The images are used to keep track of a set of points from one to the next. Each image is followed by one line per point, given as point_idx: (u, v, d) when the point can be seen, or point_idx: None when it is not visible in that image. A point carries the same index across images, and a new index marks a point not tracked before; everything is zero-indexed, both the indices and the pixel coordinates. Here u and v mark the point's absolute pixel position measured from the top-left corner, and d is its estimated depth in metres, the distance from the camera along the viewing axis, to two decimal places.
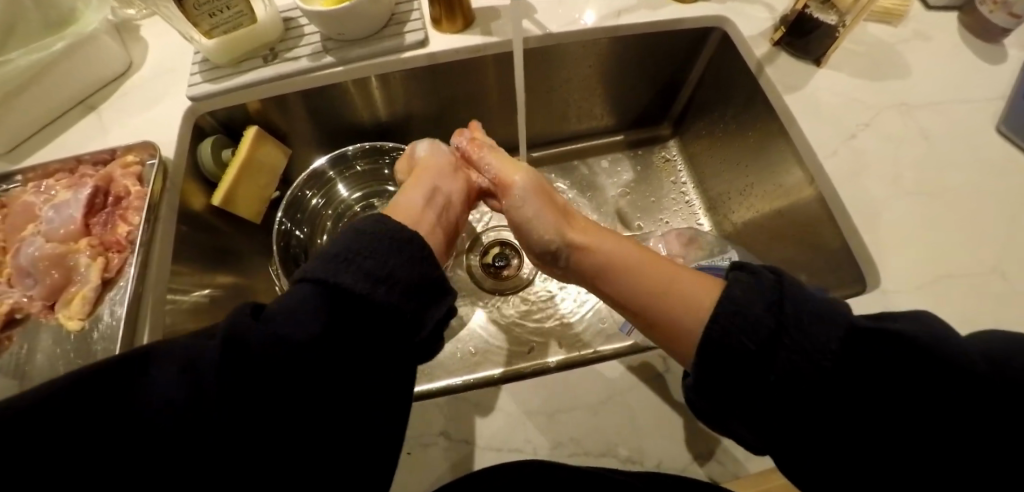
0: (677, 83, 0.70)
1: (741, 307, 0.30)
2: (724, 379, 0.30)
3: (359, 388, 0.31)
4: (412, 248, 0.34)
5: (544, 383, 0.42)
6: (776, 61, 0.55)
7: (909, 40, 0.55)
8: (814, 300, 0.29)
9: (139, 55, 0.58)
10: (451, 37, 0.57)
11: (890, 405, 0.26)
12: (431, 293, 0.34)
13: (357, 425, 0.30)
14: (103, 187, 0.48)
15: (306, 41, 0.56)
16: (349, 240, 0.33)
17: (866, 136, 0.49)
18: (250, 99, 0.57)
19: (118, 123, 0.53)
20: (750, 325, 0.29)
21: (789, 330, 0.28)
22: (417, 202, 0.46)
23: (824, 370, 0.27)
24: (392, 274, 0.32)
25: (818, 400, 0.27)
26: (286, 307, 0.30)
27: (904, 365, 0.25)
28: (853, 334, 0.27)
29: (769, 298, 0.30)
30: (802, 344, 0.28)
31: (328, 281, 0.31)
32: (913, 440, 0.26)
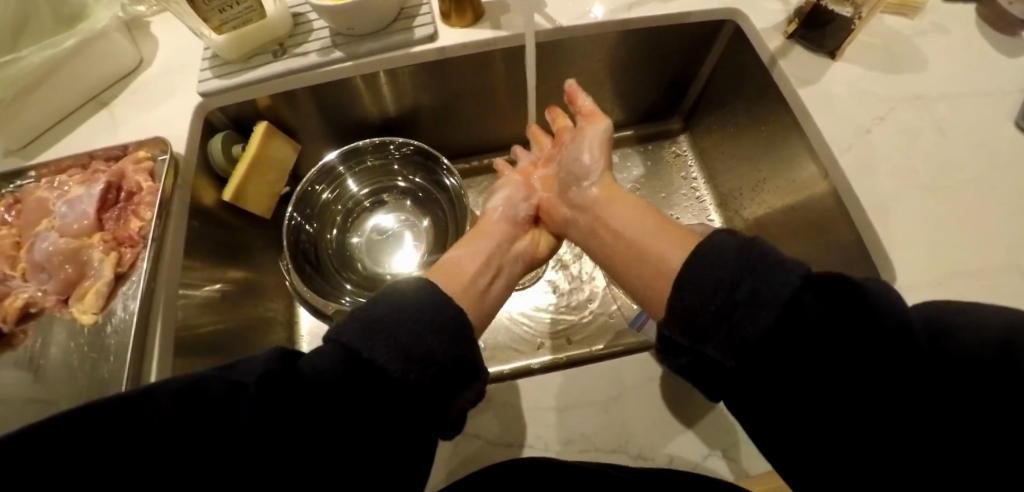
0: (688, 76, 0.69)
1: (712, 255, 0.31)
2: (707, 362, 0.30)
3: (356, 391, 0.29)
4: (447, 320, 0.33)
5: (555, 379, 0.42)
6: (790, 54, 0.54)
7: (926, 33, 0.54)
8: (778, 262, 0.29)
9: (150, 51, 0.58)
10: (460, 31, 0.56)
11: (868, 384, 0.25)
12: (465, 374, 0.32)
13: (358, 435, 0.29)
14: (115, 183, 0.48)
15: (315, 37, 0.56)
16: (393, 314, 0.32)
17: (882, 130, 0.49)
18: (260, 95, 0.57)
19: (130, 119, 0.53)
20: (710, 296, 0.30)
21: (756, 270, 0.29)
22: (466, 270, 0.44)
23: (785, 344, 0.27)
24: (427, 352, 0.31)
25: (788, 382, 0.27)
26: (313, 360, 0.30)
27: (860, 327, 0.26)
28: (807, 284, 0.28)
29: (732, 273, 0.30)
30: (766, 280, 0.28)
31: (359, 354, 0.30)
32: (898, 422, 0.25)
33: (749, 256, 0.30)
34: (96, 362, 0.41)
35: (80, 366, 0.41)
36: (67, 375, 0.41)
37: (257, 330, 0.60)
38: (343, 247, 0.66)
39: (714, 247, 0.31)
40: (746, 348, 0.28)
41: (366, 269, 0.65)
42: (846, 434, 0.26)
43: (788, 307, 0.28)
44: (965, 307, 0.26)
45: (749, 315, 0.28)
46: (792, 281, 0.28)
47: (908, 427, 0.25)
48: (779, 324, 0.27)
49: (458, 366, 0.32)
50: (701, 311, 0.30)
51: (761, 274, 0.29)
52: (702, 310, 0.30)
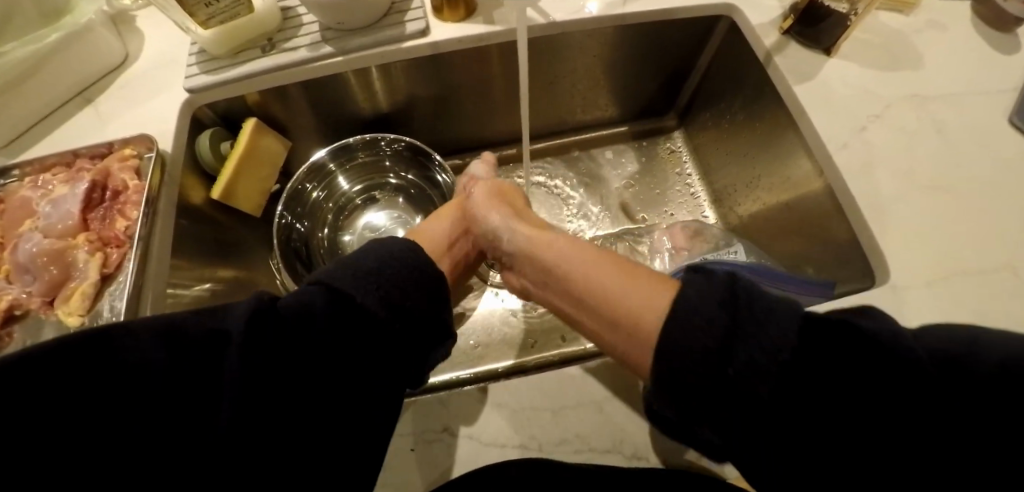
0: (683, 72, 0.68)
1: (691, 312, 0.28)
2: (693, 401, 0.28)
3: (349, 365, 0.30)
4: (426, 279, 0.35)
5: (547, 379, 0.42)
6: (785, 50, 0.53)
7: (922, 30, 0.54)
8: (769, 298, 0.28)
9: (136, 46, 0.57)
10: (453, 26, 0.55)
11: (878, 415, 0.24)
12: (437, 331, 0.35)
13: (359, 368, 0.30)
14: (100, 181, 0.47)
15: (305, 31, 0.55)
16: (378, 260, 0.34)
17: (876, 127, 0.48)
18: (249, 90, 0.55)
19: (116, 116, 0.52)
20: (703, 337, 0.27)
21: (741, 324, 0.27)
22: (444, 236, 0.49)
23: (790, 360, 0.26)
24: (404, 302, 0.33)
25: (788, 401, 0.25)
26: (301, 300, 0.31)
27: (869, 349, 0.25)
28: (733, 279, 0.29)
29: (718, 336, 0.27)
30: (759, 333, 0.26)
31: (346, 293, 0.32)
32: (904, 444, 0.23)
33: (735, 295, 0.28)
34: None
35: None
36: None
37: None
38: (335, 245, 0.65)
39: (699, 280, 0.30)
40: (739, 370, 0.26)
41: None
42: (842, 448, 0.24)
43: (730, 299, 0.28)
44: (968, 329, 0.24)
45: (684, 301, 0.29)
46: (720, 281, 0.29)
47: (915, 449, 0.23)
48: (791, 354, 0.26)
49: (431, 324, 0.35)
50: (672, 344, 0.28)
51: (703, 286, 0.29)
52: (674, 345, 0.28)
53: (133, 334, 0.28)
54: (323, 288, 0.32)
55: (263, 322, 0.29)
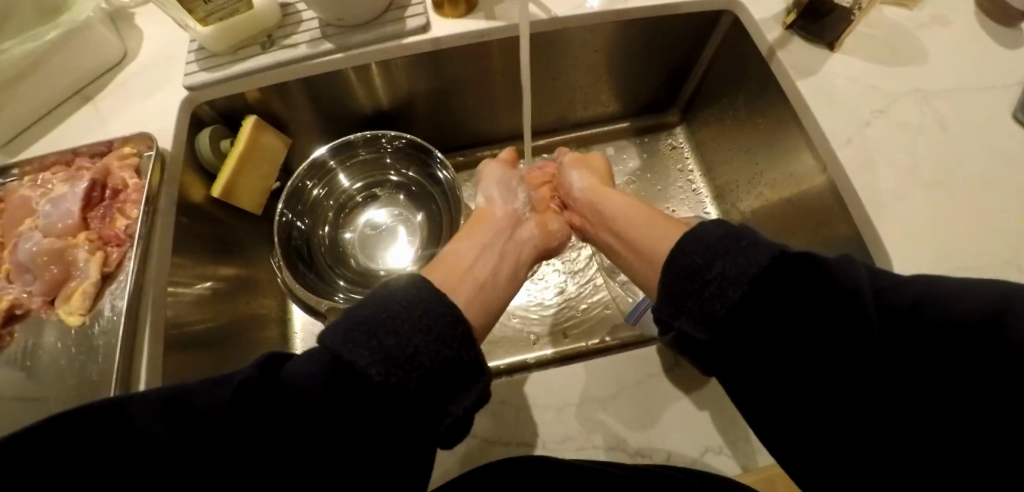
0: (686, 67, 0.68)
1: (694, 247, 0.32)
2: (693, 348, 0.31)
3: (342, 433, 0.27)
4: (439, 325, 0.30)
5: (551, 377, 0.42)
6: (789, 45, 0.53)
7: (926, 24, 0.53)
8: (753, 250, 0.30)
9: (135, 43, 0.56)
10: (455, 22, 0.55)
11: (855, 376, 0.26)
12: (464, 374, 0.30)
13: (367, 423, 0.27)
14: (100, 180, 0.47)
15: (305, 27, 0.54)
16: (379, 309, 0.30)
17: (880, 123, 0.48)
18: (249, 88, 0.55)
19: (115, 114, 0.52)
20: (694, 276, 0.31)
21: (731, 255, 0.30)
22: (471, 259, 0.42)
23: (752, 316, 0.28)
24: (418, 359, 0.28)
25: (767, 353, 0.28)
26: (302, 364, 0.28)
27: (832, 301, 0.27)
28: (778, 262, 0.29)
29: (703, 263, 0.31)
30: (737, 259, 0.30)
31: (343, 357, 0.28)
32: (886, 401, 0.25)
33: (724, 242, 0.31)
34: (84, 364, 0.40)
35: (68, 369, 0.40)
36: (56, 378, 0.40)
37: (250, 328, 0.59)
38: (336, 243, 0.65)
39: (694, 239, 0.32)
40: (717, 323, 0.29)
41: (360, 266, 0.64)
42: (841, 412, 0.26)
43: (754, 283, 0.29)
44: (932, 283, 0.27)
45: (716, 296, 0.30)
46: (762, 266, 0.29)
47: (933, 455, 0.25)
48: (745, 300, 0.29)
49: (451, 377, 0.29)
50: (685, 306, 0.31)
51: (738, 270, 0.29)
52: (684, 296, 0.31)
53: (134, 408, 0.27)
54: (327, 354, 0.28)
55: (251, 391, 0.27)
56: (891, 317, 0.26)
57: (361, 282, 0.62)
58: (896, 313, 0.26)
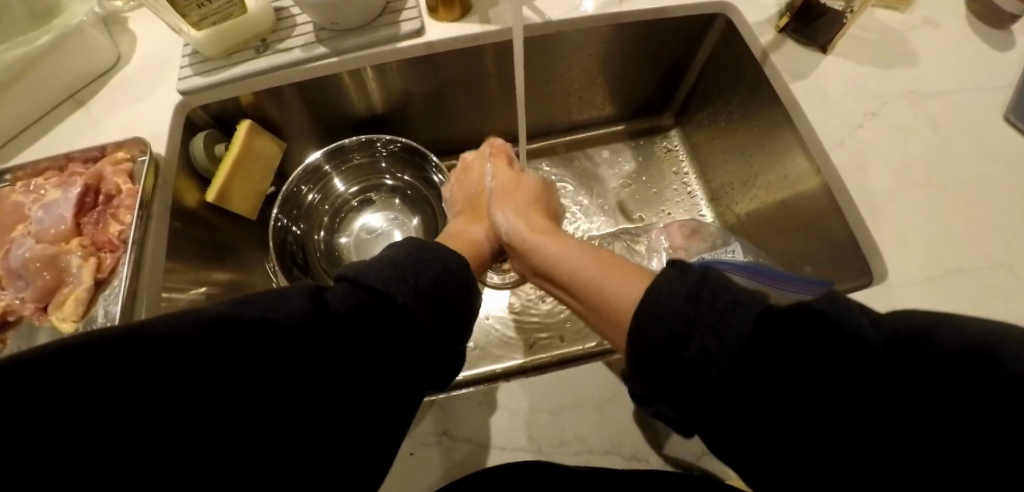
0: (680, 70, 0.68)
1: (661, 308, 0.28)
2: (660, 380, 0.28)
3: (380, 376, 0.30)
4: (460, 278, 0.36)
5: (547, 380, 0.42)
6: (782, 48, 0.53)
7: (917, 27, 0.54)
8: (728, 326, 0.25)
9: (128, 48, 0.56)
10: (448, 25, 0.55)
11: (847, 404, 0.22)
12: (459, 329, 0.35)
13: (395, 374, 0.31)
14: (93, 185, 0.47)
15: (299, 31, 0.54)
16: (400, 261, 0.34)
17: (872, 125, 0.48)
18: (243, 92, 0.55)
19: (108, 119, 0.51)
20: (663, 355, 0.28)
21: (703, 316, 0.26)
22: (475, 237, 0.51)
23: (756, 362, 0.24)
24: (443, 303, 0.34)
25: (749, 379, 0.24)
26: (337, 293, 0.31)
27: (831, 356, 0.23)
28: (759, 338, 0.24)
29: (680, 331, 0.27)
30: (715, 325, 0.26)
31: (380, 289, 0.32)
32: (928, 482, 0.21)
33: (694, 306, 0.27)
34: None
35: None
36: None
37: None
38: (332, 248, 0.65)
39: (660, 306, 0.28)
40: (706, 406, 0.26)
41: None
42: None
43: (737, 363, 0.24)
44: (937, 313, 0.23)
45: (699, 376, 0.26)
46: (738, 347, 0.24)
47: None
48: (733, 381, 0.25)
49: (457, 327, 0.35)
50: (653, 375, 0.28)
51: (715, 347, 0.25)
52: (658, 371, 0.28)
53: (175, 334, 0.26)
54: (361, 287, 0.31)
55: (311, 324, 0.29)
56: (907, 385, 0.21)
57: None
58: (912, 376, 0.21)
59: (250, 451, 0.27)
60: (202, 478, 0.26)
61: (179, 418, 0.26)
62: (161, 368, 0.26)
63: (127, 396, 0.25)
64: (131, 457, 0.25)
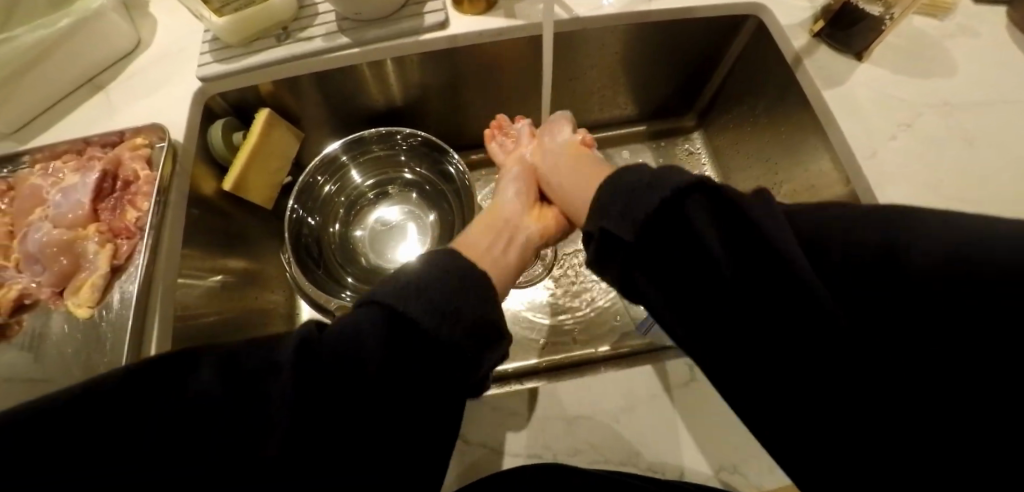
0: (705, 73, 0.67)
1: (627, 172, 0.34)
2: (609, 210, 0.33)
3: (394, 382, 0.28)
4: (478, 285, 0.33)
5: (564, 387, 0.41)
6: (814, 53, 0.52)
7: (955, 36, 0.52)
8: (678, 172, 0.32)
9: (149, 32, 0.56)
10: (472, 19, 0.54)
11: (751, 271, 0.28)
12: (490, 334, 0.32)
13: (409, 385, 0.29)
14: (111, 171, 0.47)
15: (320, 21, 0.53)
16: (422, 270, 0.32)
17: (906, 137, 0.47)
18: (263, 81, 0.54)
19: (127, 105, 0.51)
20: (622, 193, 0.33)
21: (662, 174, 0.32)
22: (485, 241, 0.43)
23: (690, 217, 0.30)
24: (459, 311, 0.31)
25: (684, 230, 0.30)
26: (342, 319, 0.31)
27: (750, 225, 0.29)
28: (699, 186, 0.30)
29: (636, 184, 0.32)
30: (667, 181, 0.31)
31: (395, 309, 0.30)
32: (788, 337, 0.27)
33: (653, 171, 0.33)
34: (92, 356, 0.40)
35: (76, 361, 0.40)
36: (64, 370, 0.40)
37: (257, 322, 0.59)
38: (347, 241, 0.64)
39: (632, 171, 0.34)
40: (642, 227, 0.31)
41: (370, 264, 0.63)
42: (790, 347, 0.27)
43: (678, 196, 0.30)
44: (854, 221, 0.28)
45: (642, 200, 0.31)
46: (683, 185, 0.31)
47: (798, 352, 0.27)
48: (671, 219, 0.30)
49: (484, 332, 0.32)
50: (610, 208, 0.33)
51: (665, 182, 0.31)
52: (609, 207, 0.33)
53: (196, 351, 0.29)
54: (375, 307, 0.30)
55: (307, 351, 0.29)
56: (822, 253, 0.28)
57: (371, 280, 0.62)
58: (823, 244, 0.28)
59: (241, 467, 0.26)
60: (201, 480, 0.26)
61: (175, 431, 0.27)
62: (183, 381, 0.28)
63: (140, 410, 0.27)
64: (131, 459, 0.26)
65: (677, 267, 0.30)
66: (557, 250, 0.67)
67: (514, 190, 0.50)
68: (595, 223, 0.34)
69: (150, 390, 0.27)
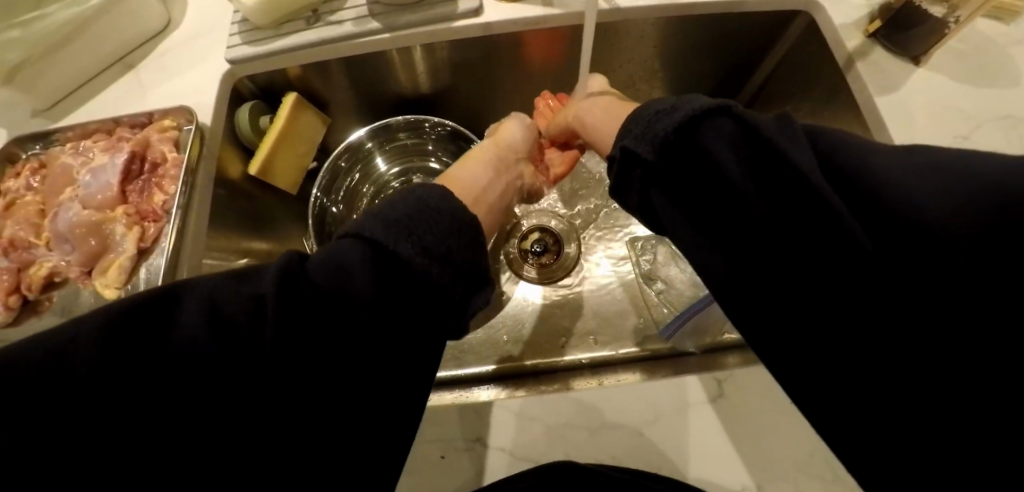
0: (744, 70, 0.64)
1: (657, 102, 0.31)
2: (636, 130, 0.31)
3: (373, 329, 0.28)
4: (465, 227, 0.32)
5: (586, 396, 0.40)
6: (869, 55, 0.48)
7: (1022, 42, 0.48)
8: (704, 97, 0.30)
9: (179, 10, 0.55)
10: (507, 6, 0.51)
11: (785, 207, 0.25)
12: (475, 280, 0.33)
13: (392, 334, 0.29)
14: (139, 152, 0.46)
15: (351, 4, 0.51)
16: (414, 208, 0.31)
17: (962, 150, 0.44)
18: (291, 64, 0.53)
19: (157, 85, 0.51)
20: (649, 117, 0.31)
21: (694, 100, 0.30)
22: (479, 183, 0.45)
23: (715, 143, 0.27)
24: (450, 255, 0.31)
25: (708, 159, 0.27)
26: (331, 250, 0.30)
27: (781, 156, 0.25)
28: (725, 111, 0.28)
29: (671, 104, 0.30)
30: (697, 108, 0.29)
31: (385, 248, 0.29)
32: (818, 282, 0.25)
33: (684, 99, 0.30)
34: None
35: None
36: None
37: None
38: None
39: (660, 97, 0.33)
40: (662, 144, 0.29)
41: None
42: (817, 296, 0.25)
43: (700, 117, 0.28)
44: (920, 161, 0.24)
45: (664, 118, 0.29)
46: (705, 107, 0.28)
47: (829, 304, 0.25)
48: (696, 143, 0.28)
49: (470, 275, 0.32)
50: (636, 128, 0.31)
51: (689, 104, 0.29)
52: (631, 130, 0.31)
53: (176, 313, 0.28)
54: (365, 245, 0.30)
55: (288, 297, 0.28)
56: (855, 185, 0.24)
57: None
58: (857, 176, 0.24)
59: (246, 453, 0.27)
60: (201, 478, 0.27)
61: (177, 417, 0.26)
62: (175, 352, 0.27)
63: (109, 380, 0.26)
64: (131, 458, 0.26)
65: (697, 194, 0.28)
66: (579, 247, 0.66)
67: (521, 136, 0.51)
68: (616, 144, 0.32)
69: (141, 364, 0.27)
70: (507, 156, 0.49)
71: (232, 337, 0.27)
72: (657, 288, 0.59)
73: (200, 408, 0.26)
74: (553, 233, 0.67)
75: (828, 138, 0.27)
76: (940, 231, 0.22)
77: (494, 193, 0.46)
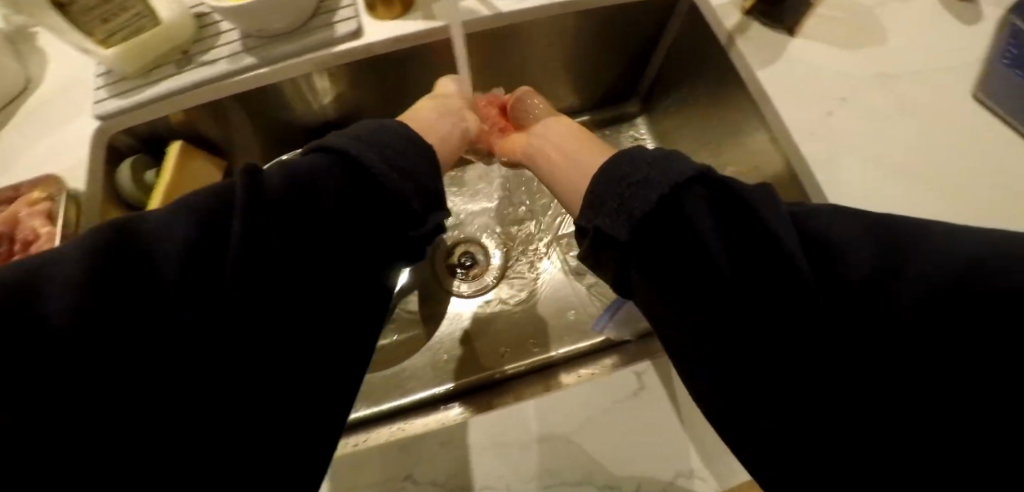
0: (642, 59, 0.65)
1: (623, 164, 0.33)
2: (611, 199, 0.32)
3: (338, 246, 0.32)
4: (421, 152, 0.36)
5: (510, 413, 0.41)
6: (747, 32, 0.50)
7: (885, 3, 0.51)
8: (678, 163, 0.31)
9: (38, 67, 0.51)
10: (388, 24, 0.50)
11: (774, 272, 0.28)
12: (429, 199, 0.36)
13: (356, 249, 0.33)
14: (8, 232, 0.42)
15: (223, 41, 0.49)
16: (375, 132, 0.35)
17: (843, 112, 0.46)
18: (171, 111, 0.50)
19: (22, 152, 0.47)
20: (622, 183, 0.32)
21: (668, 162, 0.32)
22: (431, 117, 0.47)
23: (703, 215, 0.30)
24: (411, 171, 0.34)
25: (693, 233, 0.30)
26: (290, 169, 0.32)
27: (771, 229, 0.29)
28: (699, 178, 0.31)
29: (643, 169, 0.32)
30: (672, 175, 0.31)
31: (350, 154, 0.33)
32: (808, 340, 0.28)
33: (657, 159, 0.32)
34: None
35: None
36: None
37: None
38: None
39: (625, 157, 0.34)
40: (640, 224, 0.30)
41: None
42: (809, 348, 0.28)
43: (678, 190, 0.30)
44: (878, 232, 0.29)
45: (638, 195, 0.31)
46: (682, 179, 0.30)
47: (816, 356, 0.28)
48: (683, 214, 0.30)
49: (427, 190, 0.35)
50: (612, 197, 0.32)
51: (663, 176, 0.31)
52: (608, 200, 0.32)
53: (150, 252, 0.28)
54: (331, 158, 0.33)
55: (260, 222, 0.29)
56: (804, 238, 0.29)
57: None
58: (806, 234, 0.29)
59: (247, 451, 0.28)
60: (202, 477, 0.27)
61: (179, 414, 0.27)
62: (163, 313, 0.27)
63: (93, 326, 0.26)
64: (130, 458, 0.26)
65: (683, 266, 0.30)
66: (507, 257, 0.66)
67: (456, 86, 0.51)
68: (589, 220, 0.33)
69: (134, 351, 0.26)
70: (446, 101, 0.49)
71: (218, 299, 0.28)
72: (587, 282, 0.64)
73: (201, 402, 0.27)
74: (481, 243, 0.67)
75: (800, 215, 0.30)
76: (914, 285, 0.26)
77: (447, 126, 0.48)
